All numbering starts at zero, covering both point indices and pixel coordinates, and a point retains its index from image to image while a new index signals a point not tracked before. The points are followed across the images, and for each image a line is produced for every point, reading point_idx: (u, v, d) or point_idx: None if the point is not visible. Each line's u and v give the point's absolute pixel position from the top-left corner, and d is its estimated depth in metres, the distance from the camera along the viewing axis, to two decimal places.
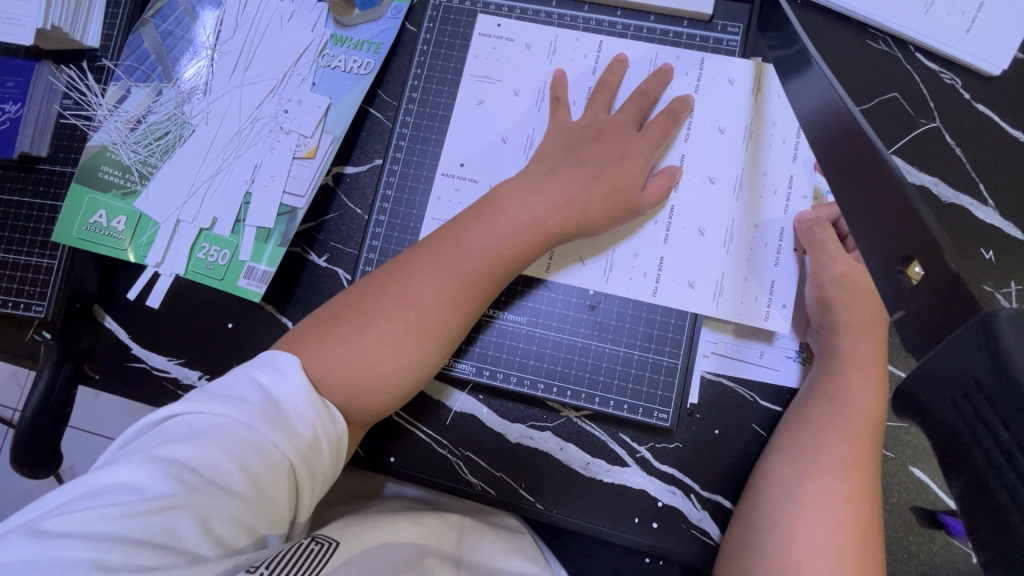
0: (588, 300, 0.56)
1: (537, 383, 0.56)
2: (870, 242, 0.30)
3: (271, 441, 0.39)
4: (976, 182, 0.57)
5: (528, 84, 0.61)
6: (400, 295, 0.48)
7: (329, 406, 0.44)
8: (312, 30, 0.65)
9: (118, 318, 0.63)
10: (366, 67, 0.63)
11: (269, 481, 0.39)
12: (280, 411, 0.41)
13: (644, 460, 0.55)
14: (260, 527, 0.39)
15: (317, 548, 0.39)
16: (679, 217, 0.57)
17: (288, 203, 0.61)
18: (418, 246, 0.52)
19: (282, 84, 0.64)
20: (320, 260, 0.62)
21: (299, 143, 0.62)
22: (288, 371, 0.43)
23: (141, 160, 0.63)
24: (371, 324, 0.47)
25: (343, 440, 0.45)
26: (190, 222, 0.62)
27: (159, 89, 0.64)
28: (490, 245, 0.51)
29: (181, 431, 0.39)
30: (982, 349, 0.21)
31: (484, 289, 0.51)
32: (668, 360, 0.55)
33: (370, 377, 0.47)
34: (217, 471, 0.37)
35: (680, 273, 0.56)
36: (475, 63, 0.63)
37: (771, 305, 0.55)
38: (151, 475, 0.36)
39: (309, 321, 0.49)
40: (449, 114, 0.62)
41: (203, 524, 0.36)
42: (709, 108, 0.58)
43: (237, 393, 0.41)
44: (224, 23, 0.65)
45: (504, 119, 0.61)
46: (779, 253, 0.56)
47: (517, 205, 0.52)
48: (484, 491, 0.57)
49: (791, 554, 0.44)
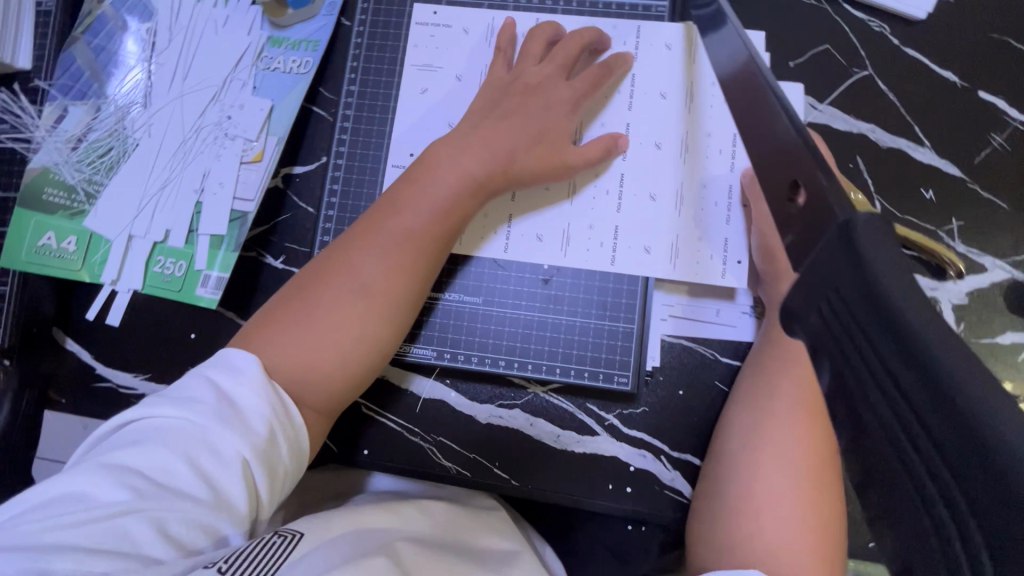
0: (541, 274, 0.57)
1: (498, 360, 0.57)
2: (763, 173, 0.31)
3: (224, 439, 0.39)
4: (912, 125, 0.58)
5: (470, 69, 0.61)
6: (348, 279, 0.48)
7: (285, 400, 0.43)
8: (248, 34, 0.64)
9: (78, 339, 0.62)
10: (306, 66, 0.63)
11: (224, 479, 0.39)
12: (234, 408, 0.41)
13: (613, 427, 0.56)
14: (219, 527, 0.38)
15: (280, 540, 0.40)
16: (628, 184, 0.57)
17: (239, 209, 0.61)
18: (354, 231, 0.51)
19: (223, 91, 0.64)
20: (277, 262, 0.62)
21: (244, 147, 0.62)
22: (243, 368, 0.43)
23: (86, 178, 0.62)
24: (322, 309, 0.47)
25: (303, 433, 0.44)
26: (143, 236, 0.62)
27: (97, 106, 0.63)
28: (426, 225, 0.51)
29: (135, 436, 0.39)
30: (846, 264, 0.23)
31: (425, 268, 0.51)
32: (624, 326, 0.56)
33: (327, 361, 0.47)
34: (170, 473, 0.38)
35: (634, 240, 0.56)
36: (414, 53, 0.62)
37: (726, 264, 0.56)
38: (104, 481, 0.37)
39: (260, 315, 0.49)
40: (393, 105, 0.61)
41: (157, 527, 0.36)
42: (649, 74, 0.58)
43: (192, 393, 0.41)
44: (158, 34, 0.64)
45: (449, 105, 0.61)
46: (728, 211, 0.56)
47: (447, 175, 0.52)
48: (460, 474, 0.57)
49: (752, 497, 0.45)
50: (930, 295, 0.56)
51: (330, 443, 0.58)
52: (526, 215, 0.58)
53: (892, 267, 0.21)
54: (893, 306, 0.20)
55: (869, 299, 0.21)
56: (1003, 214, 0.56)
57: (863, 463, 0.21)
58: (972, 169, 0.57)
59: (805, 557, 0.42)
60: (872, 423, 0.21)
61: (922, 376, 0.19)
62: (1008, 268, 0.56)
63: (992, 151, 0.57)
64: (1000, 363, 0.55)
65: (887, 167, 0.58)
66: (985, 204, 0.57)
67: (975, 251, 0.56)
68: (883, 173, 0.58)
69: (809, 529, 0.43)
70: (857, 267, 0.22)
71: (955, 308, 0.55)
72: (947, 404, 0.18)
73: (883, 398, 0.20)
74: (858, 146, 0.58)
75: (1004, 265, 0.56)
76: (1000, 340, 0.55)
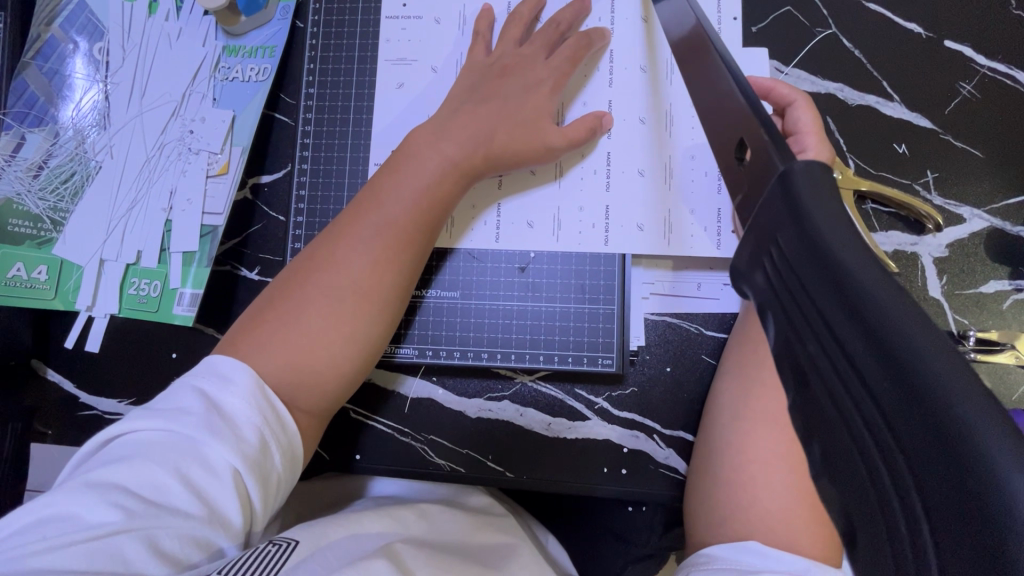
0: (517, 263, 0.56)
1: (481, 352, 0.56)
2: (715, 136, 0.31)
3: (213, 451, 0.38)
4: (880, 81, 0.58)
5: (444, 58, 0.59)
6: (323, 281, 0.47)
7: (275, 407, 0.42)
8: (203, 45, 0.63)
9: (60, 368, 0.61)
10: (264, 73, 0.62)
11: (215, 492, 0.38)
12: (224, 418, 0.40)
13: (604, 410, 0.56)
14: (213, 540, 0.38)
15: (274, 549, 0.39)
16: (615, 163, 0.56)
17: (209, 223, 0.60)
18: (329, 230, 0.51)
19: (182, 105, 0.62)
20: (252, 274, 0.61)
21: (209, 161, 0.61)
22: (232, 376, 0.42)
23: (50, 206, 0.61)
24: (299, 314, 0.46)
25: (296, 441, 0.43)
26: (114, 260, 0.61)
27: (55, 132, 0.62)
28: (396, 217, 0.50)
29: (121, 452, 0.39)
30: (787, 215, 0.22)
31: (403, 260, 0.50)
32: (604, 307, 0.55)
33: (308, 367, 0.45)
34: (160, 488, 0.37)
35: (624, 218, 0.55)
36: (387, 47, 0.60)
37: (720, 234, 0.54)
38: (91, 500, 0.36)
39: (237, 325, 0.48)
40: (370, 103, 0.60)
41: (149, 543, 0.36)
42: (623, 48, 0.57)
43: (177, 404, 0.40)
44: (111, 53, 0.63)
45: (425, 98, 0.59)
46: (717, 180, 0.55)
47: (420, 171, 0.51)
48: (453, 470, 0.56)
49: (745, 470, 0.45)
50: (910, 250, 0.55)
51: (321, 450, 0.57)
52: (510, 204, 0.56)
53: (830, 213, 0.20)
54: (832, 254, 0.19)
55: (808, 250, 0.20)
56: (977, 163, 0.56)
57: (809, 424, 0.21)
58: (943, 119, 0.57)
59: (788, 538, 0.41)
60: (816, 381, 0.20)
61: (858, 326, 0.17)
62: (987, 216, 0.55)
63: (962, 101, 0.57)
64: (985, 312, 0.54)
65: (858, 126, 0.57)
66: (959, 154, 0.56)
67: (952, 202, 0.55)
68: (854, 131, 0.57)
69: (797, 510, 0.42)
70: (797, 218, 0.21)
71: (937, 261, 0.55)
72: (885, 355, 0.17)
73: (825, 354, 0.19)
74: (827, 106, 0.57)
75: (982, 214, 0.55)
76: (984, 289, 0.54)
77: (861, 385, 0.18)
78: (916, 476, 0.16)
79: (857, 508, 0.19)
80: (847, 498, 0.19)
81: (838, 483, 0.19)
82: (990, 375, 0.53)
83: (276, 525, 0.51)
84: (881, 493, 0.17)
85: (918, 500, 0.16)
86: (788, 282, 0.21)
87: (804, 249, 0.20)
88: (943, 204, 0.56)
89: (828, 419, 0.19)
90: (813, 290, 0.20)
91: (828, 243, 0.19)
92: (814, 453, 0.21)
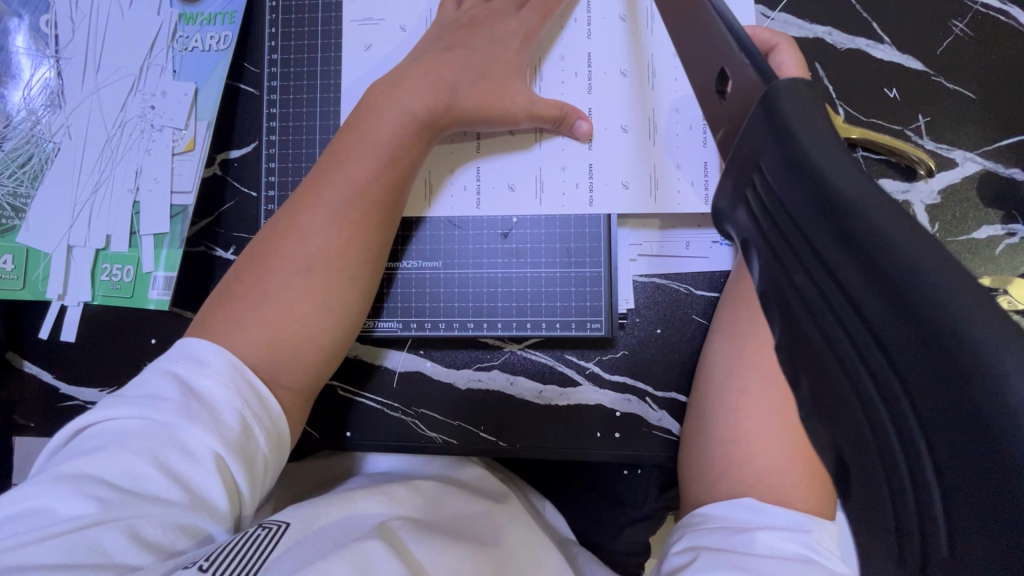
0: (500, 228, 0.54)
1: (467, 322, 0.55)
2: (696, 74, 0.28)
3: (191, 436, 0.37)
4: (871, 22, 0.55)
5: (413, 16, 0.56)
6: (295, 255, 0.46)
7: (257, 388, 0.41)
8: (158, 14, 0.60)
9: (36, 359, 0.59)
10: (225, 41, 0.59)
11: (197, 478, 0.37)
12: (203, 403, 0.39)
13: (595, 375, 0.55)
14: (200, 526, 0.37)
15: (263, 534, 0.38)
16: (598, 118, 0.53)
17: (179, 203, 0.58)
18: (295, 197, 0.48)
19: (141, 79, 0.59)
20: (227, 254, 0.59)
21: (174, 137, 0.59)
22: (209, 359, 0.41)
23: (10, 192, 0.59)
24: (274, 288, 0.45)
25: (280, 421, 0.42)
26: (83, 245, 0.59)
27: (7, 112, 0.59)
28: (360, 177, 0.48)
29: (95, 441, 0.37)
30: (770, 139, 0.20)
31: (373, 224, 0.48)
32: (590, 271, 0.54)
33: (286, 341, 0.44)
34: (138, 477, 0.36)
35: (609, 176, 0.53)
36: (351, 6, 0.56)
37: (708, 187, 0.52)
38: (65, 492, 0.35)
39: (210, 302, 0.46)
40: (338, 68, 0.56)
41: (129, 532, 0.35)
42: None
43: (152, 390, 0.39)
44: (60, 25, 0.60)
45: (394, 59, 0.55)
46: (704, 132, 0.53)
47: (390, 131, 0.48)
48: (446, 443, 0.56)
49: (740, 422, 0.44)
50: (902, 198, 0.54)
51: (311, 429, 0.57)
52: (491, 166, 0.54)
53: (820, 137, 0.18)
54: (825, 181, 0.17)
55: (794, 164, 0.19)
56: (970, 105, 0.54)
57: (798, 362, 0.20)
58: (935, 61, 0.55)
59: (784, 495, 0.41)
60: (806, 319, 0.19)
61: (852, 252, 0.16)
62: (980, 160, 0.54)
63: (954, 40, 0.54)
64: (978, 258, 0.53)
65: (848, 71, 0.55)
66: (952, 96, 0.54)
67: (944, 146, 0.54)
68: (843, 77, 0.55)
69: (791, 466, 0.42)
70: (782, 143, 0.19)
71: (928, 209, 0.54)
72: (884, 284, 0.15)
73: (816, 289, 0.18)
74: (816, 51, 0.55)
75: (975, 157, 0.54)
76: (977, 235, 0.53)
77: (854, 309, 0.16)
78: (916, 410, 0.15)
79: (855, 459, 0.18)
80: (842, 440, 0.18)
81: (829, 421, 0.18)
82: None
83: (268, 506, 0.50)
84: (883, 441, 0.16)
85: (923, 447, 0.15)
86: (773, 214, 0.20)
87: (791, 174, 0.19)
88: (937, 150, 0.54)
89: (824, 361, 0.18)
90: (800, 220, 0.18)
91: (819, 167, 0.18)
92: (807, 395, 0.19)
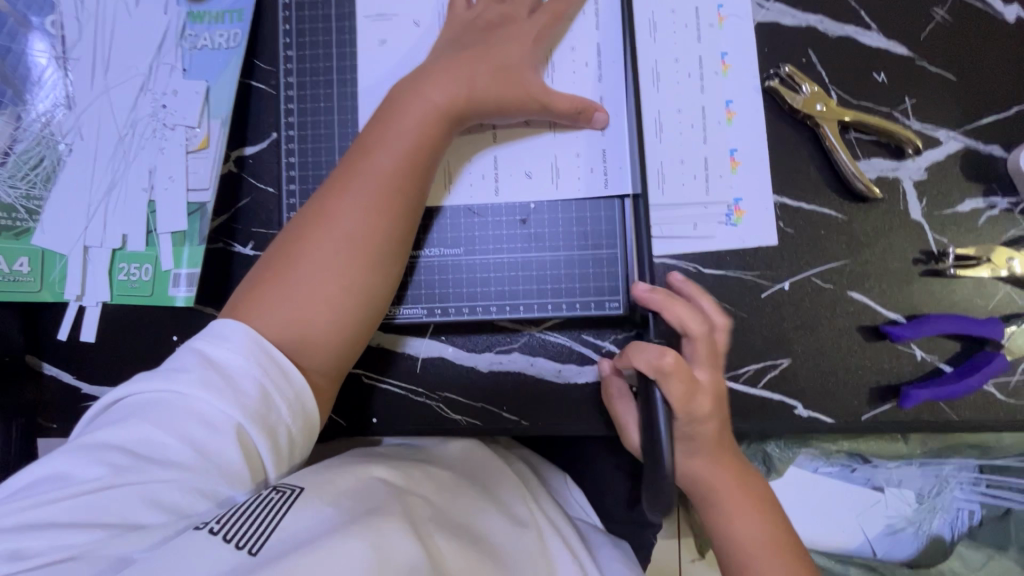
0: (519, 214, 0.56)
1: (490, 306, 0.57)
2: None
3: (212, 404, 0.39)
4: (858, 11, 0.58)
5: (425, 11, 0.57)
6: (326, 239, 0.48)
7: (277, 361, 0.43)
8: (165, 13, 0.60)
9: (56, 361, 0.60)
10: (235, 38, 0.60)
11: (217, 443, 0.39)
12: (222, 375, 0.41)
13: (611, 353, 0.57)
14: (218, 490, 0.39)
15: (278, 497, 0.38)
16: (609, 107, 0.56)
17: (195, 200, 0.59)
18: (321, 190, 0.50)
19: (151, 78, 0.60)
20: (246, 249, 0.60)
21: (187, 136, 0.59)
22: (229, 335, 0.43)
23: (23, 194, 0.58)
24: (306, 272, 0.47)
25: (304, 393, 0.44)
26: (99, 246, 0.59)
27: (16, 114, 0.59)
28: (387, 166, 0.49)
29: (126, 412, 0.40)
30: None
31: (397, 211, 0.50)
32: (607, 251, 0.56)
33: (318, 322, 0.47)
34: (160, 445, 0.38)
35: (623, 160, 0.55)
36: (365, 2, 0.57)
37: (709, 179, 0.57)
38: (97, 457, 0.38)
39: (242, 287, 0.48)
40: (355, 62, 0.57)
41: (146, 495, 0.37)
42: None
43: (177, 365, 0.41)
44: (66, 26, 0.59)
45: (409, 53, 0.57)
46: (704, 130, 0.57)
47: (414, 120, 0.50)
48: (470, 424, 0.58)
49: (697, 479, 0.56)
50: (892, 175, 0.57)
51: (337, 417, 0.58)
52: (510, 155, 0.56)
53: None
54: None
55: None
56: (951, 87, 0.58)
57: None
58: (918, 45, 0.58)
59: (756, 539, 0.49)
60: None
61: None
62: (962, 138, 0.57)
63: (936, 26, 0.58)
64: (963, 230, 0.57)
65: (838, 57, 0.58)
66: (934, 79, 0.58)
67: (929, 125, 0.58)
68: (835, 63, 0.58)
69: (754, 510, 0.51)
70: None
71: (916, 185, 0.57)
72: None
73: None
74: (809, 39, 0.58)
75: (957, 136, 0.57)
76: (961, 209, 0.57)
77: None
78: None
79: None
80: None
81: None
82: (969, 289, 0.57)
83: None
84: None
85: None
86: None
87: None
88: (923, 131, 0.58)
89: None
90: None
91: None
92: None
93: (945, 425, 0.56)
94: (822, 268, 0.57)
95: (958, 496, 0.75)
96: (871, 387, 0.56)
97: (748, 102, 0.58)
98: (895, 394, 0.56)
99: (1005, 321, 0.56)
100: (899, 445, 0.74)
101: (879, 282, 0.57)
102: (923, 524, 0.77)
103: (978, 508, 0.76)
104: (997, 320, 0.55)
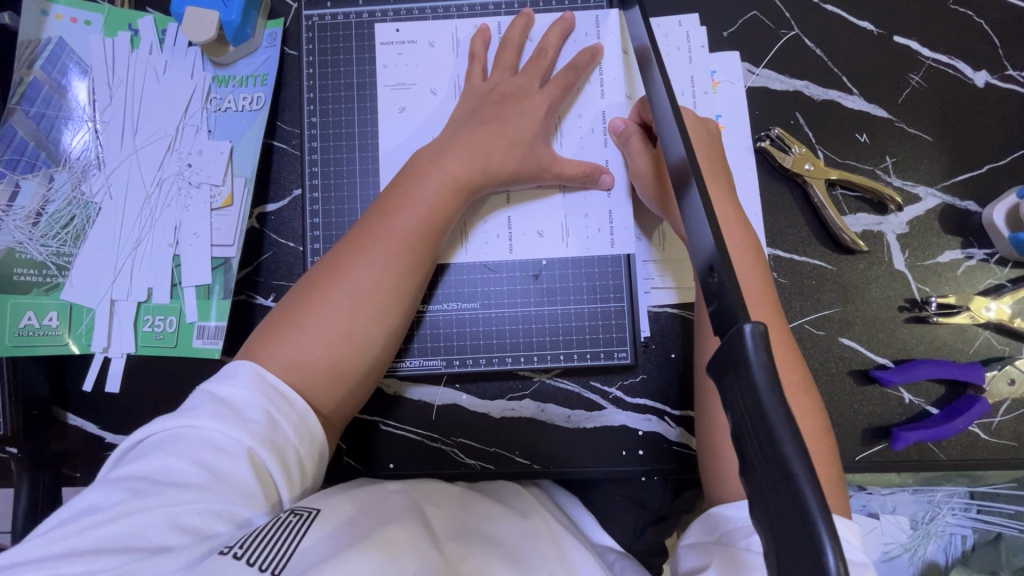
0: (531, 270, 0.60)
1: (505, 357, 0.60)
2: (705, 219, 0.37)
3: (221, 431, 0.41)
4: (840, 77, 0.63)
5: (441, 80, 0.62)
6: (335, 284, 0.50)
7: (279, 388, 0.45)
8: (191, 77, 0.63)
9: (81, 411, 0.62)
10: (258, 101, 0.63)
11: (228, 466, 0.41)
12: (229, 407, 0.43)
13: (618, 398, 0.60)
14: (234, 509, 0.40)
15: (295, 520, 0.40)
16: (615, 170, 0.60)
17: (220, 255, 0.62)
18: (339, 247, 0.53)
19: (177, 139, 0.63)
20: (268, 301, 0.63)
21: (212, 193, 0.62)
22: (234, 371, 0.45)
23: (54, 252, 0.61)
24: (313, 314, 0.49)
25: (309, 417, 0.46)
26: (125, 299, 0.62)
27: (50, 176, 0.62)
28: (400, 219, 0.52)
29: (142, 451, 0.42)
30: (729, 362, 0.30)
31: (409, 261, 0.52)
32: (615, 304, 0.60)
33: (321, 361, 0.48)
34: (177, 472, 0.40)
35: (628, 222, 0.59)
36: (385, 73, 0.62)
37: None
38: (119, 490, 0.40)
39: (258, 330, 0.50)
40: (375, 128, 0.62)
41: (168, 519, 0.39)
42: (609, 61, 0.61)
43: (188, 405, 0.44)
44: (98, 91, 0.63)
45: (426, 119, 0.61)
46: None
47: (432, 182, 0.54)
48: (484, 469, 0.60)
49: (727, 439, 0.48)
50: (876, 229, 0.61)
51: (355, 463, 0.60)
52: (522, 212, 0.60)
53: (763, 363, 0.28)
54: (767, 418, 0.27)
55: (713, 357, 0.32)
56: (929, 147, 0.62)
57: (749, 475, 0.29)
58: (897, 108, 0.63)
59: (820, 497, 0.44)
60: (752, 443, 0.29)
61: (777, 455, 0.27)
62: (939, 194, 0.62)
63: (912, 91, 0.63)
64: (944, 279, 0.61)
65: (823, 119, 0.63)
66: (912, 139, 0.62)
67: (909, 182, 0.62)
68: (821, 124, 0.63)
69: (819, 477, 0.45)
70: (736, 363, 0.30)
71: (899, 238, 0.61)
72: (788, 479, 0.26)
73: (761, 453, 0.28)
74: (796, 102, 0.63)
75: (935, 192, 0.62)
76: (941, 259, 0.61)
77: (759, 425, 0.28)
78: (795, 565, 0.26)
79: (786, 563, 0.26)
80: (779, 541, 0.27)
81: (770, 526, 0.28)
82: (950, 334, 0.61)
83: None
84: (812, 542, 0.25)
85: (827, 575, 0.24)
86: (740, 413, 0.29)
87: (742, 390, 0.29)
88: (904, 187, 0.62)
89: (775, 505, 0.27)
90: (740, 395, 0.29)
91: (758, 388, 0.28)
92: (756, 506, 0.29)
93: (934, 463, 0.59)
94: (815, 316, 0.60)
95: (951, 521, 0.78)
96: (863, 428, 0.59)
97: (743, 162, 0.62)
98: (886, 434, 0.59)
99: (986, 364, 0.60)
100: (892, 476, 0.77)
101: (868, 329, 0.60)
102: (918, 549, 0.79)
103: (970, 533, 0.78)
104: (978, 365, 0.58)
